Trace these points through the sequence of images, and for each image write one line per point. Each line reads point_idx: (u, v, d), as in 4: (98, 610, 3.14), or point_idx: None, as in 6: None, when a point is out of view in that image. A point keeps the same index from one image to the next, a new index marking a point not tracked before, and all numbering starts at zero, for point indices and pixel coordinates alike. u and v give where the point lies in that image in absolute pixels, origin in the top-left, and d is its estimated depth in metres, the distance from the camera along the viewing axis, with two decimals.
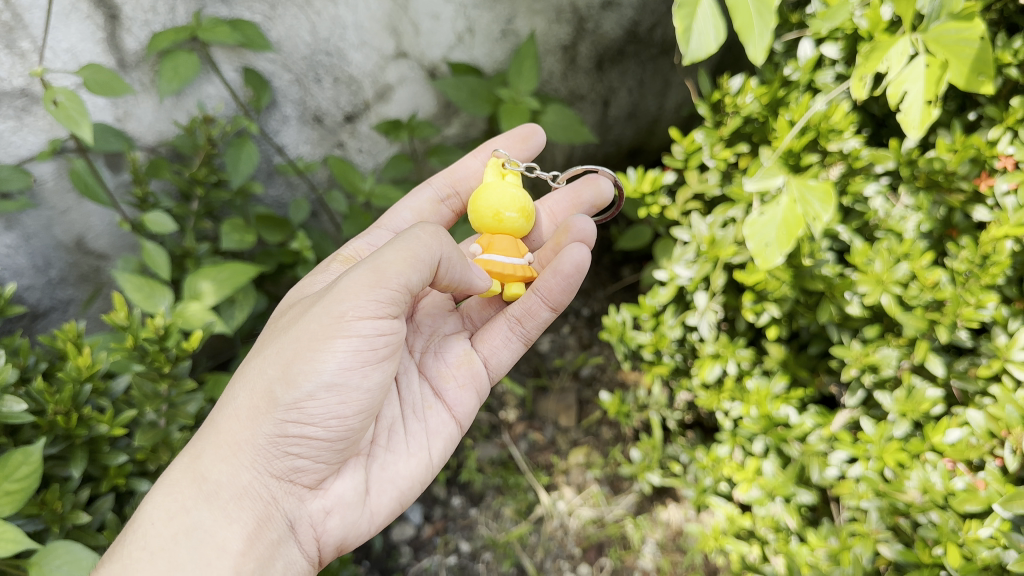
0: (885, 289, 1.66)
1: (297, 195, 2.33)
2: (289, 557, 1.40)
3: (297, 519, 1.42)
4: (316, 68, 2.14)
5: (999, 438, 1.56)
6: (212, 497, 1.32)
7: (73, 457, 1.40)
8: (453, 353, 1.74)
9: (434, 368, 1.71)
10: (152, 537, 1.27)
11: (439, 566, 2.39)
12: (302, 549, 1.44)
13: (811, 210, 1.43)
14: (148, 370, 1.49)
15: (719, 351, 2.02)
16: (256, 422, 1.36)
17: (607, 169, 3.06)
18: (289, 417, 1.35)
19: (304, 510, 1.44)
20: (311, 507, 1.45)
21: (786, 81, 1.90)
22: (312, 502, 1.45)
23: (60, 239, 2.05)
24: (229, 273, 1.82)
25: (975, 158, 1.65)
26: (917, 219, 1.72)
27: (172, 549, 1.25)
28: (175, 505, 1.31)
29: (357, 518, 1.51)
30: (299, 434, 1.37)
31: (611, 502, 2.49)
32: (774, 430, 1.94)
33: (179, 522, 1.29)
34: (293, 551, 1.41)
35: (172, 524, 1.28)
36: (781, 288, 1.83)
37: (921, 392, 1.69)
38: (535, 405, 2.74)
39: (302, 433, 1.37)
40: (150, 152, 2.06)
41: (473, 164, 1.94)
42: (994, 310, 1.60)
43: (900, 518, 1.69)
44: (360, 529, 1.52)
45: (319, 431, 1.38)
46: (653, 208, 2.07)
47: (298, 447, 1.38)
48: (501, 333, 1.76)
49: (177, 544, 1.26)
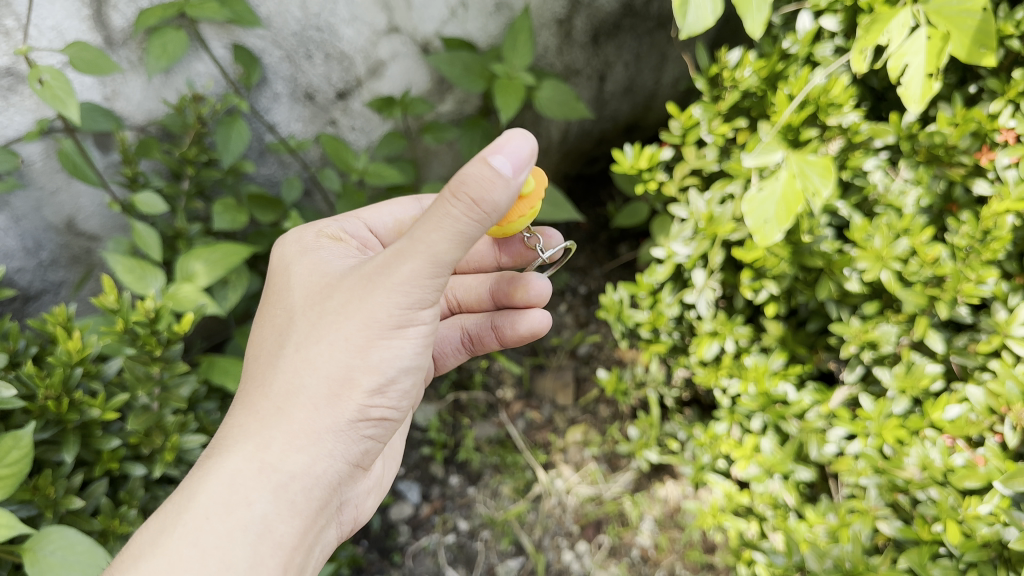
0: (885, 265, 1.65)
1: (290, 173, 2.30)
2: (327, 540, 1.35)
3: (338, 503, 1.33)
4: (307, 44, 2.11)
5: (999, 414, 1.55)
6: (281, 489, 1.15)
7: (66, 442, 1.38)
8: None
9: None
10: (207, 533, 1.09)
11: (438, 545, 2.39)
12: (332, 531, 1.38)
13: (811, 185, 1.42)
14: (139, 353, 1.47)
15: (717, 328, 2.01)
16: (335, 407, 1.18)
17: (603, 145, 3.03)
18: (371, 402, 1.21)
19: (349, 492, 1.38)
20: (355, 490, 1.40)
21: (784, 54, 1.86)
22: (356, 484, 1.40)
23: (50, 220, 2.02)
24: (222, 254, 1.81)
25: (977, 131, 1.63)
26: (916, 193, 1.70)
27: (228, 546, 1.10)
28: (234, 498, 1.13)
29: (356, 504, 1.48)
30: (375, 418, 1.24)
31: (609, 480, 2.49)
32: (772, 407, 1.94)
33: (237, 517, 1.12)
34: (329, 534, 1.36)
35: (229, 518, 1.11)
36: (780, 265, 1.80)
37: (921, 368, 1.68)
38: (532, 384, 2.72)
39: (378, 417, 1.24)
40: (140, 132, 2.02)
41: None
42: (995, 285, 1.59)
43: (899, 495, 1.69)
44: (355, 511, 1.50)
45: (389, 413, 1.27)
46: (650, 184, 2.05)
47: (371, 429, 1.26)
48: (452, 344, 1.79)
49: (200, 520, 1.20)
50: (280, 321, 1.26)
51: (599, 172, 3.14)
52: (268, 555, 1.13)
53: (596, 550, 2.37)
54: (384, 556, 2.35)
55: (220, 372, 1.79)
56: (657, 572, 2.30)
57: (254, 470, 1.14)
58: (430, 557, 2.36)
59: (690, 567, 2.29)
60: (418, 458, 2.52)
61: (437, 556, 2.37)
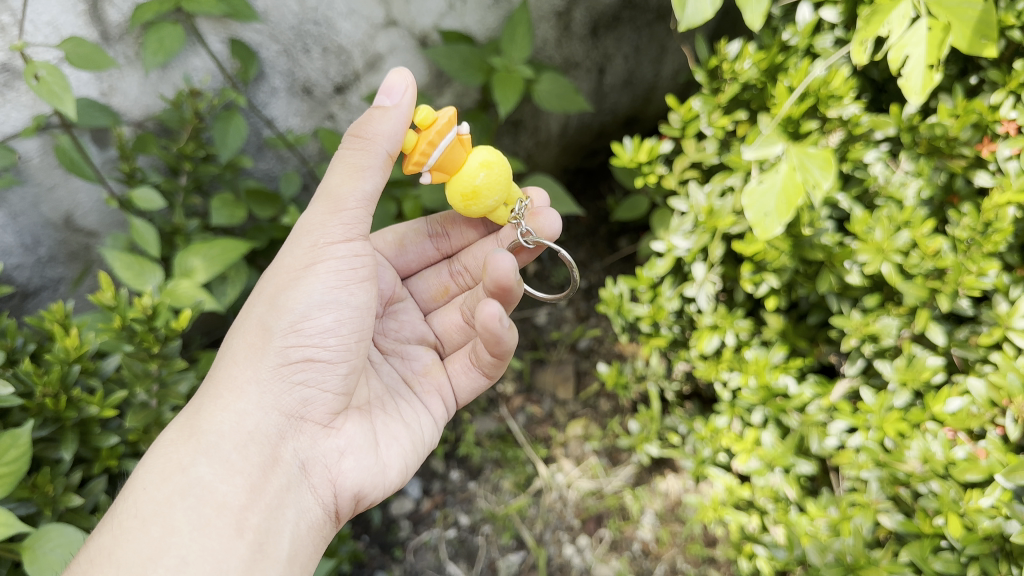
0: (886, 258, 1.64)
1: (288, 168, 2.29)
2: (306, 504, 1.36)
3: (311, 461, 1.39)
4: (304, 38, 2.09)
5: (1000, 407, 1.55)
6: (210, 449, 1.29)
7: (64, 439, 1.38)
8: (421, 360, 1.74)
9: (400, 368, 1.71)
10: (146, 501, 1.23)
11: (439, 540, 2.39)
12: (318, 495, 1.39)
13: (812, 178, 1.42)
14: (137, 350, 1.47)
15: (717, 322, 2.00)
16: (258, 358, 1.37)
17: (603, 138, 3.02)
18: (288, 343, 1.37)
19: (318, 450, 1.40)
20: (326, 446, 1.42)
21: (785, 46, 1.85)
22: (328, 441, 1.42)
23: (48, 217, 2.01)
24: (220, 250, 1.80)
25: (978, 123, 1.62)
26: (917, 185, 1.69)
27: (166, 511, 1.22)
28: (171, 466, 1.27)
29: (369, 464, 1.47)
30: (303, 360, 1.37)
31: (610, 473, 2.49)
32: (773, 401, 1.94)
33: (174, 482, 1.25)
34: (308, 498, 1.37)
35: (165, 487, 1.24)
36: (781, 258, 1.78)
37: (922, 361, 1.68)
38: (533, 378, 2.72)
39: (306, 358, 1.37)
40: (137, 127, 2.02)
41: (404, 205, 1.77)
42: (996, 277, 1.58)
43: (900, 488, 1.68)
44: (375, 477, 1.48)
45: (323, 352, 1.38)
46: (650, 177, 2.03)
47: (304, 374, 1.38)
48: (460, 359, 1.74)
49: (172, 506, 1.22)
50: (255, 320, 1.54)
51: (598, 165, 3.13)
52: (212, 514, 1.23)
53: (597, 544, 2.37)
54: (385, 551, 2.35)
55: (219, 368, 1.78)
56: (659, 566, 2.30)
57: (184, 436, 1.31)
58: (431, 552, 2.36)
59: (691, 560, 2.29)
60: None
61: (438, 550, 2.37)
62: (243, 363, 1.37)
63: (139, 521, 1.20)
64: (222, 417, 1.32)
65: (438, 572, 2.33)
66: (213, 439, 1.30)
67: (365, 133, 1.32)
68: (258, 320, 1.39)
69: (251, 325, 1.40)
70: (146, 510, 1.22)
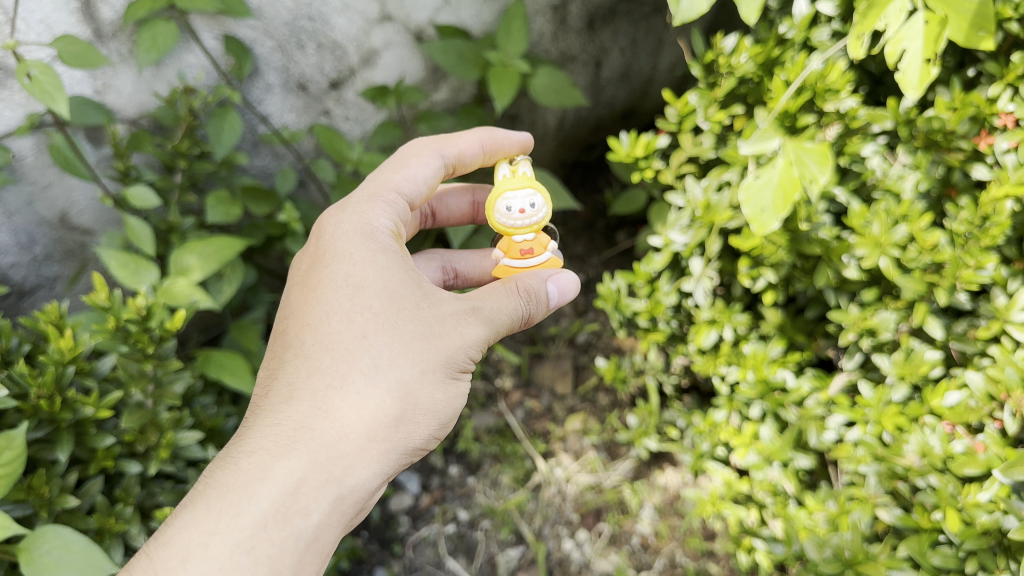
0: (884, 252, 1.63)
1: (284, 164, 2.28)
2: None
3: None
4: (298, 34, 2.09)
5: (998, 401, 1.55)
6: (337, 503, 1.27)
7: (59, 441, 1.37)
8: None
9: None
10: (264, 541, 1.19)
11: (438, 536, 2.39)
12: None
13: (809, 173, 1.41)
14: (132, 351, 1.45)
15: (715, 316, 1.99)
16: (406, 428, 1.35)
17: (600, 132, 3.01)
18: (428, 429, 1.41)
19: None
20: None
21: (781, 39, 1.84)
22: None
23: (43, 215, 2.01)
24: (216, 247, 1.79)
25: (975, 116, 1.61)
26: (915, 178, 1.68)
27: (279, 557, 1.20)
28: (293, 506, 1.23)
29: None
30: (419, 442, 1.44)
31: (608, 468, 2.49)
32: (771, 395, 1.93)
33: (289, 527, 1.22)
34: None
35: (284, 528, 1.21)
36: (778, 253, 1.79)
37: (920, 355, 1.68)
38: (531, 373, 2.72)
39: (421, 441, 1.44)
40: (131, 125, 2.00)
41: (476, 143, 1.71)
42: (994, 270, 1.58)
43: (898, 483, 1.68)
44: None
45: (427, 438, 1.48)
46: (646, 172, 2.03)
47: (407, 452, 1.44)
48: None
49: (285, 549, 1.21)
50: (357, 326, 1.33)
51: (595, 159, 3.12)
52: (311, 562, 1.25)
53: (596, 538, 2.37)
54: (384, 547, 2.35)
55: (215, 365, 1.82)
56: (658, 560, 2.30)
57: (316, 482, 1.25)
58: (430, 547, 2.36)
59: (690, 554, 2.29)
60: None
61: (437, 546, 2.37)
62: (394, 428, 1.32)
63: (251, 556, 1.18)
64: (358, 473, 1.29)
65: (437, 568, 2.33)
66: (344, 491, 1.28)
67: (534, 292, 1.50)
68: (421, 397, 1.35)
69: (411, 391, 1.33)
70: (260, 548, 1.19)
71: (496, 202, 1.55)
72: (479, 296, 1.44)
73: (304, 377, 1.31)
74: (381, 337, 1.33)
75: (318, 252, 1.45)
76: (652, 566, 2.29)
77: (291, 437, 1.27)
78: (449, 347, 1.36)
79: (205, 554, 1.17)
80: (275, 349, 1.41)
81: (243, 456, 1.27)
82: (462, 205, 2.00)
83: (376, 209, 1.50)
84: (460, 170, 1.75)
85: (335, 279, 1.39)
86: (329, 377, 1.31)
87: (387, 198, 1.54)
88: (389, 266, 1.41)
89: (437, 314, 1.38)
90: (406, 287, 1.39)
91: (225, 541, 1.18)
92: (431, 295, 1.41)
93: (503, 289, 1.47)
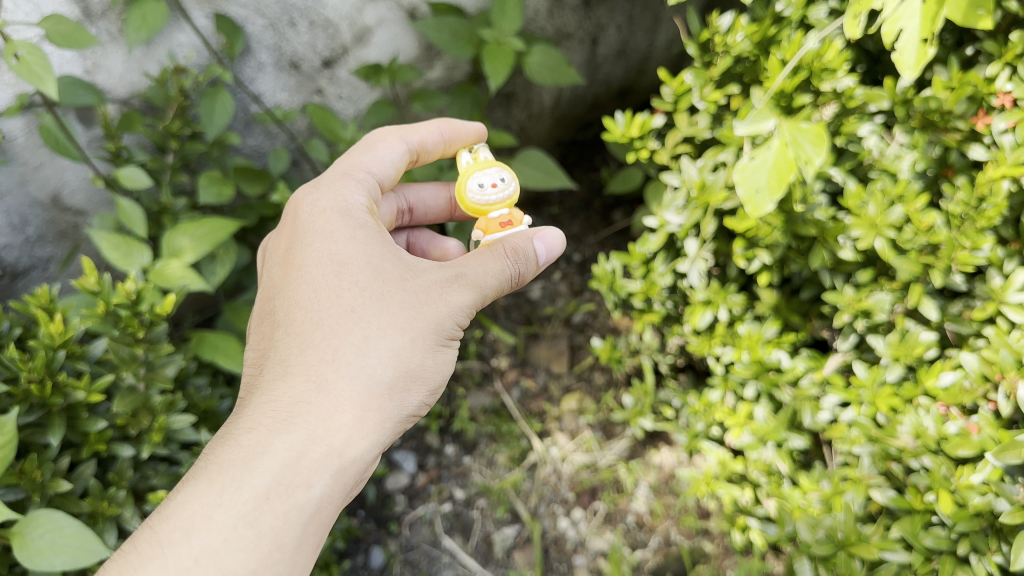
0: (879, 233, 1.63)
1: (276, 144, 2.26)
2: None
3: None
4: (290, 12, 2.07)
5: (992, 382, 1.56)
6: (339, 475, 1.26)
7: (51, 425, 1.37)
8: None
9: None
10: (267, 514, 1.18)
11: (434, 514, 2.40)
12: None
13: (804, 154, 1.40)
14: (122, 335, 1.45)
15: (710, 297, 1.98)
16: (400, 396, 1.34)
17: (597, 110, 2.99)
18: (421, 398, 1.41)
19: None
20: None
21: (778, 17, 1.81)
22: None
23: (35, 196, 1.99)
24: (208, 229, 1.78)
25: (973, 95, 1.60)
26: (912, 158, 1.67)
27: (283, 529, 1.19)
28: (295, 479, 1.22)
29: None
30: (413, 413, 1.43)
31: (604, 447, 2.50)
32: (766, 376, 1.94)
33: (291, 499, 1.21)
34: None
35: (287, 501, 1.20)
36: (773, 234, 1.76)
37: (916, 336, 1.67)
38: (527, 353, 2.72)
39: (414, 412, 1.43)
40: (122, 105, 1.98)
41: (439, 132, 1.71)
42: (990, 251, 1.58)
43: (892, 464, 1.69)
44: None
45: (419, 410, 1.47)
46: (641, 152, 2.01)
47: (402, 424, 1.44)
48: None
49: (288, 522, 1.20)
50: (345, 300, 1.33)
51: (592, 138, 3.09)
52: (314, 535, 1.24)
53: (591, 517, 2.38)
54: (381, 526, 2.36)
55: (209, 348, 1.81)
56: (652, 538, 2.31)
57: (316, 454, 1.24)
58: (426, 526, 2.38)
59: (684, 532, 2.30)
60: (413, 428, 2.52)
61: (433, 525, 2.38)
62: (389, 398, 1.32)
63: (255, 528, 1.17)
64: (357, 444, 1.28)
65: (433, 546, 2.34)
66: (345, 463, 1.26)
67: (521, 252, 1.45)
68: (413, 365, 1.35)
69: (403, 360, 1.33)
70: (262, 521, 1.18)
71: (466, 181, 1.50)
72: (463, 262, 1.41)
73: (296, 353, 1.30)
74: (370, 309, 1.33)
75: (295, 233, 1.45)
76: (647, 544, 2.30)
77: (288, 410, 1.26)
78: (437, 313, 1.36)
79: (206, 527, 1.16)
80: (263, 331, 1.40)
81: (232, 436, 1.26)
82: (439, 201, 1.94)
83: (348, 189, 1.50)
84: (424, 161, 1.73)
85: (317, 257, 1.39)
86: (321, 351, 1.30)
87: (357, 178, 1.55)
88: (369, 241, 1.41)
89: (423, 284, 1.38)
90: (389, 261, 1.39)
91: (228, 517, 1.16)
92: (415, 266, 1.40)
93: (488, 251, 1.43)
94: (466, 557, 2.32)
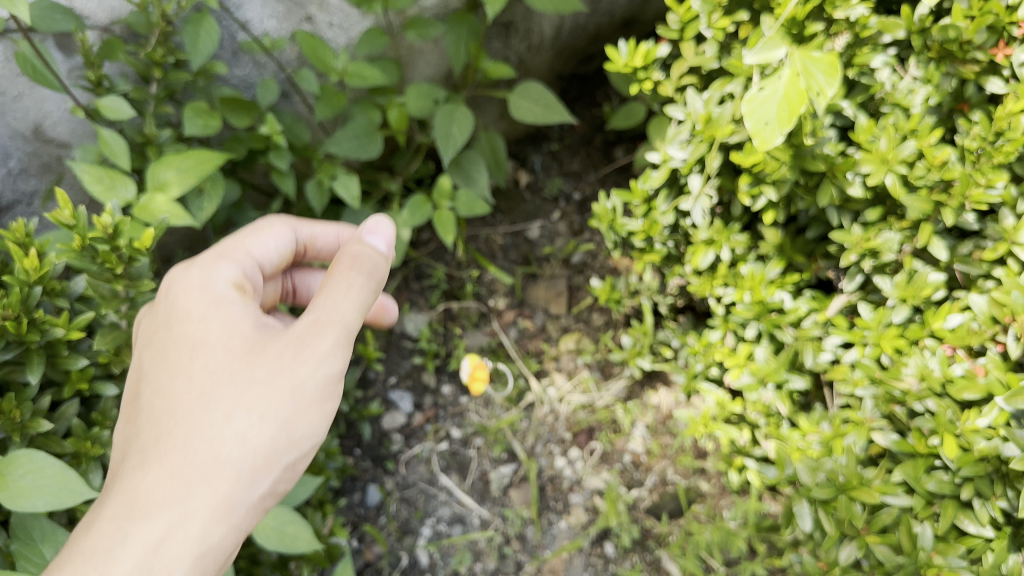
0: (890, 169, 1.57)
1: (265, 74, 2.17)
2: None
3: None
4: None
5: (1002, 324, 1.50)
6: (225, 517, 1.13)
7: (29, 363, 1.30)
8: None
9: None
10: (159, 548, 1.08)
11: (431, 453, 2.39)
12: None
13: (815, 85, 1.31)
14: (100, 271, 1.32)
15: (713, 237, 1.92)
16: (286, 381, 1.17)
17: (599, 42, 2.87)
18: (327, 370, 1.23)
19: None
20: None
21: None
22: None
23: (15, 127, 1.92)
24: (194, 162, 1.71)
25: (994, 25, 1.51)
26: (925, 92, 1.61)
27: (177, 530, 1.09)
28: (185, 529, 1.10)
29: None
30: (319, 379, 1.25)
31: (601, 388, 2.48)
32: (768, 317, 1.90)
33: (182, 526, 1.09)
34: None
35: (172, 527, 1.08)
36: (781, 169, 1.68)
37: (924, 277, 1.62)
38: (525, 293, 2.66)
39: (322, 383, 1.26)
40: (103, 32, 1.89)
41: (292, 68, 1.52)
42: (1004, 189, 1.51)
43: (895, 407, 1.64)
44: None
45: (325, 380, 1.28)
46: (646, 84, 1.95)
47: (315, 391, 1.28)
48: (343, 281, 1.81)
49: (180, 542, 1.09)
50: (196, 385, 1.17)
51: (594, 71, 2.98)
52: (215, 532, 1.14)
53: (588, 456, 2.38)
54: (377, 464, 2.36)
55: None
56: (649, 478, 2.32)
57: (209, 524, 1.12)
58: (423, 465, 2.38)
59: (681, 472, 2.31)
60: (410, 367, 2.49)
61: (430, 463, 2.38)
62: (287, 389, 1.17)
63: None
64: (242, 440, 1.14)
65: (430, 485, 2.35)
66: (242, 465, 1.14)
67: (365, 263, 1.28)
68: (303, 333, 1.18)
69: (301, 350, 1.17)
70: (143, 562, 1.07)
71: None
72: (326, 288, 1.22)
73: (154, 439, 1.15)
74: (231, 388, 1.16)
75: (169, 314, 1.27)
76: (643, 484, 2.31)
77: (148, 497, 1.10)
78: (333, 306, 1.20)
79: (135, 525, 1.08)
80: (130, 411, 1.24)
81: (217, 331, 1.22)
82: None
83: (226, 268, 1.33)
84: None
85: (177, 342, 1.23)
86: (176, 429, 1.14)
87: (235, 257, 1.39)
88: (238, 316, 1.24)
89: (297, 327, 1.19)
90: (252, 329, 1.22)
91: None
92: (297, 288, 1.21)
93: (339, 273, 1.25)
94: (463, 495, 2.34)
